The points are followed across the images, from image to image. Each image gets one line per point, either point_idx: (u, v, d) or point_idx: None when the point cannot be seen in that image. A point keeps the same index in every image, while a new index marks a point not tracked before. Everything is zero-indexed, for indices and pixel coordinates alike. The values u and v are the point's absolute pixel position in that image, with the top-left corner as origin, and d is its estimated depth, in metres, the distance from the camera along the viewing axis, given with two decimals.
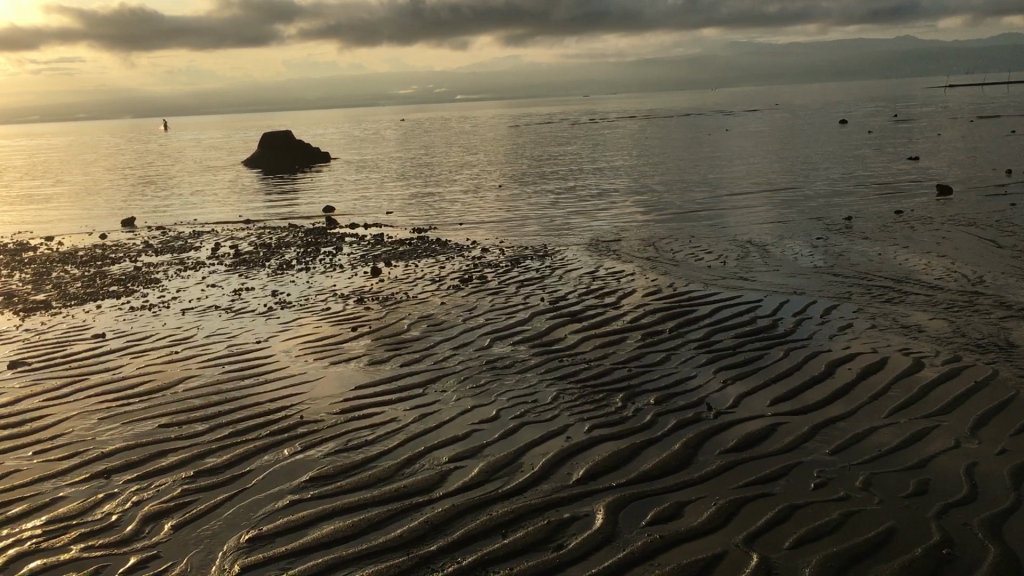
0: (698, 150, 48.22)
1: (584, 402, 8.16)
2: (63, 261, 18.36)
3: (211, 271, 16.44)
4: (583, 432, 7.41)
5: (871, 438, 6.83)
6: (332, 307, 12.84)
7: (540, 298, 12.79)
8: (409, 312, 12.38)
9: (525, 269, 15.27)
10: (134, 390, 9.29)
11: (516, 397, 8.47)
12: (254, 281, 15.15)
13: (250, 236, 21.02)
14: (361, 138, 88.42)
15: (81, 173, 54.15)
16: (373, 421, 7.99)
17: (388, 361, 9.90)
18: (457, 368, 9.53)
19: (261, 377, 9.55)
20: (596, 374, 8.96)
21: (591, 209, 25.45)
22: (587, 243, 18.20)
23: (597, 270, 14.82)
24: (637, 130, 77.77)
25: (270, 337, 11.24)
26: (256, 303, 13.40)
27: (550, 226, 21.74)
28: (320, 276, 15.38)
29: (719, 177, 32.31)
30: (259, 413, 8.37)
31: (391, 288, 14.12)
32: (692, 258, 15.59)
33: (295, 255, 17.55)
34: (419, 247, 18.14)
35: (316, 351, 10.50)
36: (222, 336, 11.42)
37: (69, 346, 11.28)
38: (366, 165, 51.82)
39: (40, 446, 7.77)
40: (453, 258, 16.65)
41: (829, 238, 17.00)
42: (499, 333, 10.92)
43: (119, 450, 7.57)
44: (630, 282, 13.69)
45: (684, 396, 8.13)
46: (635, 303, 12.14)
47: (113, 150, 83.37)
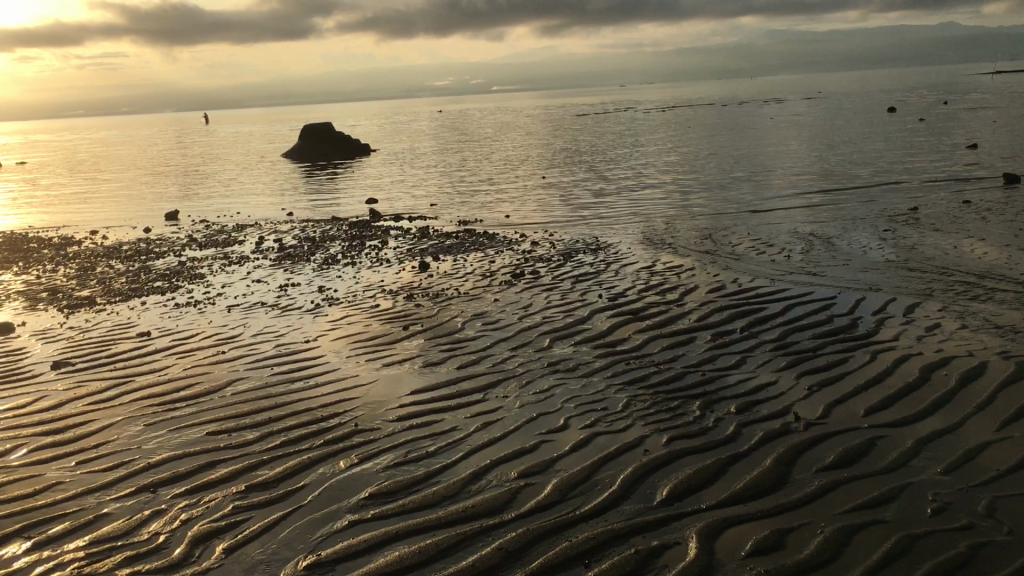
0: (744, 139, 47.15)
1: (659, 410, 7.57)
2: (107, 255, 18.09)
3: (256, 266, 16.05)
4: (661, 445, 6.84)
5: (985, 455, 6.18)
6: (382, 304, 12.35)
7: (598, 295, 12.18)
8: (461, 308, 11.85)
9: (579, 263, 14.67)
10: (180, 393, 8.87)
11: (584, 403, 7.92)
12: (300, 276, 14.72)
13: (294, 229, 20.65)
14: (399, 130, 88.14)
15: (124, 167, 54.45)
16: (432, 430, 7.47)
17: (444, 363, 9.38)
18: (517, 370, 8.98)
19: (311, 380, 9.06)
20: (668, 379, 8.37)
21: (639, 199, 24.76)
22: (640, 236, 17.56)
23: (655, 265, 14.18)
24: (678, 120, 76.82)
25: (318, 336, 10.77)
26: (302, 299, 12.95)
27: (600, 218, 21.12)
28: (367, 271, 14.91)
29: (770, 167, 31.40)
30: (310, 419, 7.88)
31: (441, 283, 13.61)
32: (753, 252, 14.90)
33: (340, 250, 17.10)
34: (467, 241, 17.61)
35: (368, 351, 10.01)
36: (269, 335, 10.97)
37: (113, 345, 10.91)
38: (406, 156, 51.41)
39: (84, 455, 7.36)
40: (503, 252, 16.10)
41: (896, 230, 16.18)
42: (558, 332, 10.35)
43: (165, 460, 7.13)
44: (692, 276, 13.05)
45: (769, 404, 7.52)
46: (700, 300, 11.50)
47: (154, 144, 84.09)
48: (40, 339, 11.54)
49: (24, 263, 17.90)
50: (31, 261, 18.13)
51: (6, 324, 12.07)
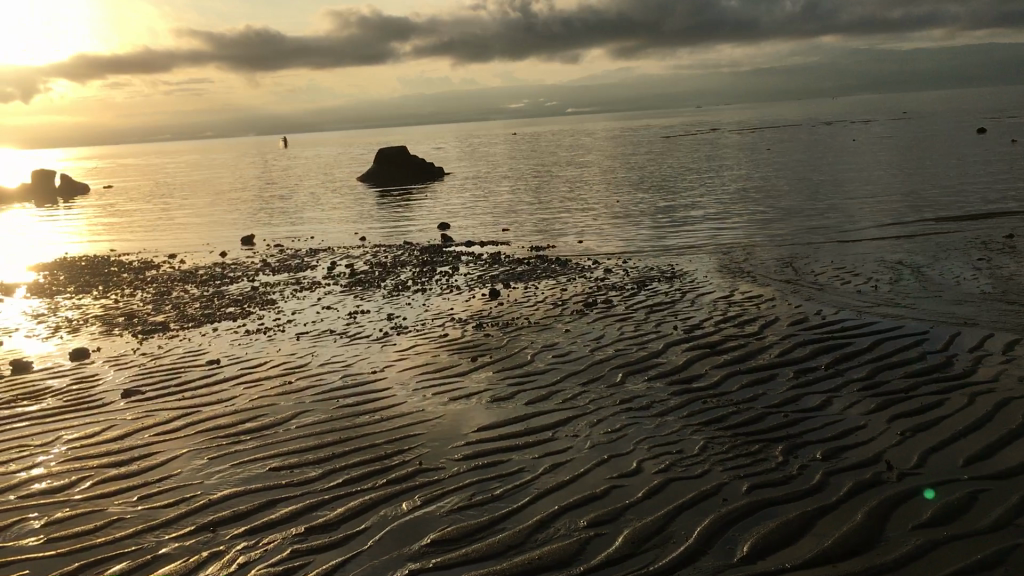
0: (824, 162, 46.00)
1: (739, 454, 7.16)
2: (183, 280, 18.30)
3: (327, 291, 16.03)
4: (741, 493, 6.42)
5: None
6: (451, 333, 12.12)
7: (673, 326, 11.76)
8: (532, 339, 11.56)
9: (653, 292, 14.27)
10: (246, 426, 8.74)
11: (658, 444, 7.54)
12: (369, 303, 14.62)
13: (366, 254, 20.66)
14: (474, 154, 88.63)
15: (206, 191, 55.76)
16: (498, 471, 7.16)
17: (513, 398, 9.09)
18: (589, 407, 8.64)
19: (377, 414, 8.86)
20: (748, 421, 7.94)
21: (716, 224, 24.21)
22: (717, 263, 17.07)
23: (733, 294, 13.69)
24: (753, 142, 75.67)
25: (386, 367, 10.60)
26: (372, 327, 12.83)
27: (675, 244, 20.67)
28: (437, 298, 14.74)
29: (852, 191, 30.45)
30: (375, 456, 7.66)
31: (512, 312, 13.34)
32: (837, 281, 14.32)
33: (410, 276, 17.00)
34: (538, 268, 17.35)
35: (436, 383, 9.78)
36: (337, 365, 10.84)
37: (183, 373, 10.89)
38: (479, 180, 51.52)
39: (147, 489, 7.25)
40: (575, 280, 15.78)
41: (990, 260, 15.37)
42: (631, 366, 9.98)
43: (225, 498, 6.96)
44: (772, 308, 12.55)
45: (858, 451, 7.05)
46: (781, 334, 10.99)
47: (234, 168, 86.06)
48: (113, 366, 11.61)
49: (103, 287, 18.22)
50: (110, 285, 18.45)
51: (81, 350, 12.19)
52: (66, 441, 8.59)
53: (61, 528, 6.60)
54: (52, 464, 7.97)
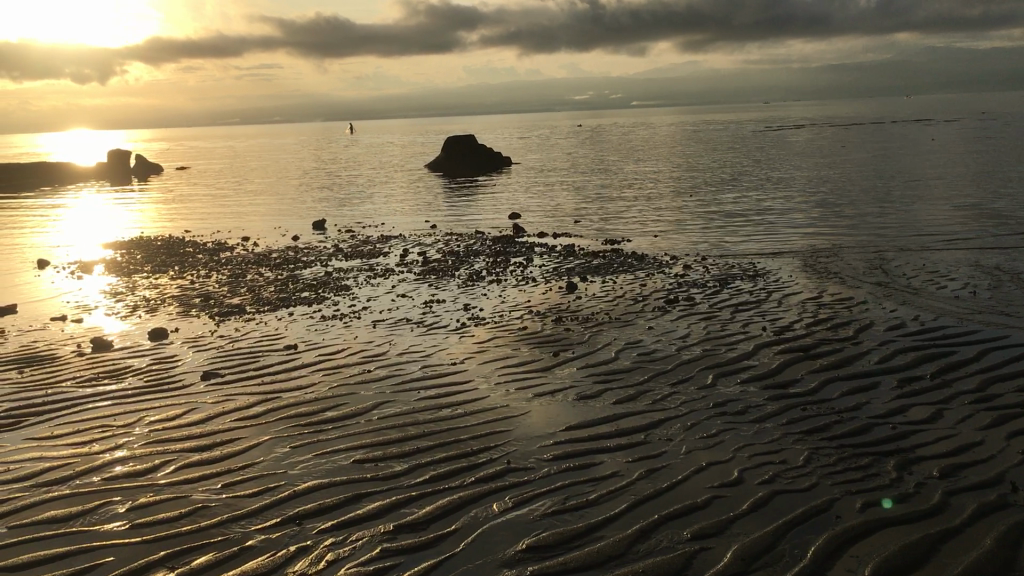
0: (902, 161, 44.55)
1: (847, 468, 6.75)
2: (257, 263, 18.32)
3: (401, 279, 15.86)
4: (855, 511, 6.02)
5: None
6: (531, 326, 11.83)
7: (761, 327, 11.31)
8: (615, 335, 11.20)
9: (737, 290, 13.81)
10: (327, 414, 8.55)
11: (759, 452, 7.15)
12: (445, 292, 14.40)
13: (438, 242, 20.48)
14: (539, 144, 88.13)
15: (275, 174, 56.34)
16: (591, 474, 6.85)
17: (600, 397, 8.77)
18: (680, 410, 8.28)
19: (460, 408, 8.60)
20: (854, 432, 7.51)
21: (794, 221, 23.56)
22: (800, 263, 16.52)
23: (821, 296, 13.17)
24: (825, 138, 74.13)
25: (466, 359, 10.35)
26: (449, 317, 12.61)
27: (754, 241, 20.12)
28: (513, 290, 14.47)
29: (935, 192, 29.38)
30: (462, 453, 7.40)
31: (591, 306, 13.01)
32: (931, 286, 13.71)
33: (484, 266, 16.76)
34: (615, 261, 16.98)
35: (519, 379, 9.49)
36: (416, 355, 10.62)
37: (262, 358, 10.78)
38: (546, 170, 51.15)
39: (230, 477, 7.09)
40: (654, 275, 15.37)
41: None
42: (722, 367, 9.58)
43: (310, 490, 6.77)
44: (865, 312, 12.04)
45: (977, 471, 6.60)
46: (878, 341, 10.48)
47: (302, 153, 86.97)
48: (191, 347, 11.55)
49: (179, 268, 18.29)
50: (186, 266, 18.56)
51: (159, 330, 12.17)
52: (149, 422, 8.51)
53: (145, 515, 6.46)
54: (134, 446, 7.87)
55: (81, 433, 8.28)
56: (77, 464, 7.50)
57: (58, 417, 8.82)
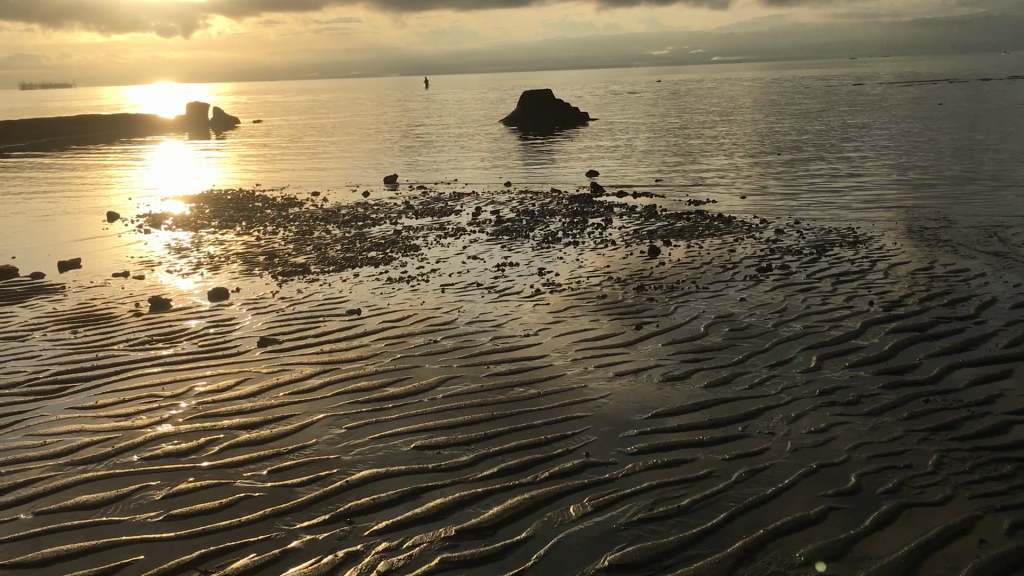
0: (1002, 119, 41.99)
1: (989, 477, 5.74)
2: (326, 219, 17.71)
3: (472, 239, 15.07)
4: (1004, 535, 5.03)
5: None
6: (611, 295, 10.91)
7: (868, 302, 10.21)
8: (702, 307, 10.23)
9: (837, 259, 12.66)
10: (387, 391, 7.81)
11: (879, 453, 6.18)
12: (518, 255, 13.55)
13: (512, 200, 19.60)
14: (613, 101, 86.12)
15: (349, 129, 56.03)
16: (683, 473, 5.98)
17: (689, 379, 7.85)
18: (782, 397, 7.32)
19: (533, 387, 7.78)
20: (992, 431, 6.48)
21: (892, 182, 22.03)
22: (904, 229, 15.20)
23: (931, 267, 11.97)
24: (916, 96, 70.66)
25: (540, 330, 9.50)
26: (522, 282, 11.77)
27: (850, 203, 18.77)
28: (591, 253, 13.55)
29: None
30: (535, 442, 6.58)
31: (677, 273, 12.02)
32: None
33: (560, 227, 15.85)
34: (701, 224, 15.89)
35: (598, 355, 8.62)
36: (486, 324, 9.82)
37: (322, 323, 10.10)
38: (623, 127, 49.77)
39: (279, 462, 6.41)
40: (744, 240, 14.27)
41: None
42: (827, 348, 8.56)
43: (365, 481, 6.04)
44: (984, 287, 10.82)
45: None
46: (1004, 321, 9.32)
47: (377, 107, 86.41)
48: (251, 309, 10.95)
49: (246, 223, 17.77)
50: (254, 221, 18.03)
51: (219, 290, 11.61)
52: (197, 394, 7.89)
53: (182, 505, 5.80)
54: (180, 421, 7.25)
55: (126, 404, 7.70)
56: (118, 440, 6.90)
57: (105, 384, 8.26)
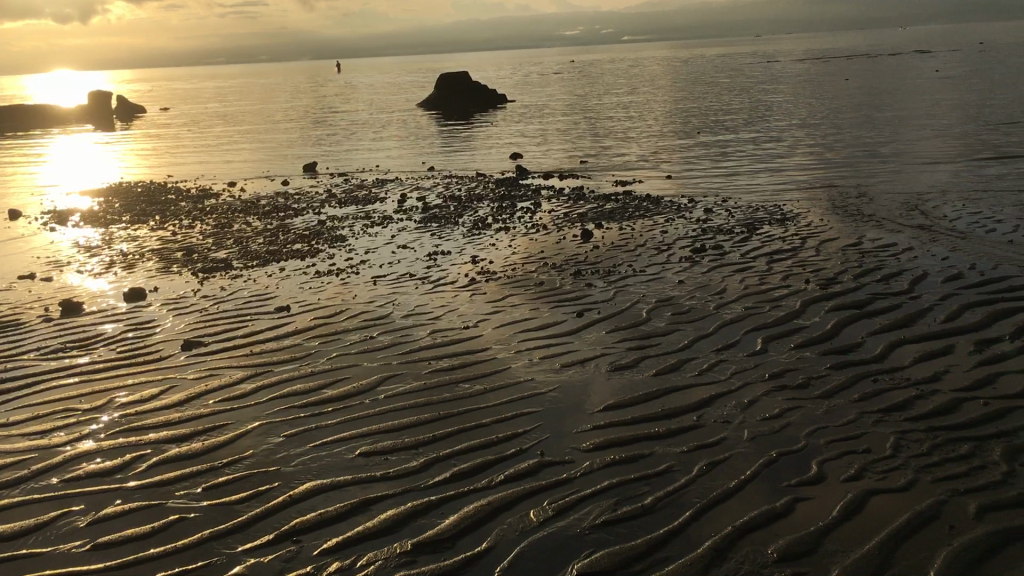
0: (908, 92, 43.10)
1: (948, 459, 5.69)
2: (244, 211, 17.07)
3: (400, 228, 14.67)
4: (971, 520, 4.97)
5: None
6: (548, 281, 10.68)
7: (805, 280, 10.19)
8: (641, 291, 10.08)
9: (768, 237, 12.67)
10: (325, 393, 7.44)
11: (837, 438, 6.09)
12: (449, 243, 13.22)
13: (437, 186, 19.21)
14: (527, 81, 85.90)
15: (261, 116, 54.64)
16: (643, 469, 5.79)
17: (637, 367, 7.67)
18: (733, 383, 7.20)
19: (478, 383, 7.49)
20: (944, 409, 6.46)
21: (810, 157, 22.33)
22: (829, 204, 15.35)
23: (861, 242, 12.06)
24: (823, 71, 72.17)
25: (479, 322, 9.21)
26: (455, 271, 11.45)
27: (773, 179, 18.92)
28: (523, 239, 13.30)
29: (949, 121, 28.16)
30: (487, 442, 6.31)
31: (612, 256, 11.86)
32: (980, 229, 12.60)
33: (489, 212, 15.55)
34: (630, 205, 15.78)
35: (542, 346, 8.37)
36: (422, 317, 9.48)
37: (249, 323, 9.63)
38: (540, 108, 49.61)
39: (214, 479, 6.00)
40: (675, 221, 14.19)
41: None
42: (771, 329, 8.48)
43: (310, 494, 5.69)
44: (915, 261, 10.93)
45: None
46: (939, 295, 9.39)
47: (288, 93, 84.51)
48: (172, 310, 10.39)
49: (160, 218, 17.00)
50: (168, 215, 17.27)
51: (136, 290, 10.99)
52: (119, 406, 7.38)
53: (112, 531, 5.37)
54: (103, 436, 6.77)
55: (41, 420, 7.15)
56: (37, 461, 6.39)
57: (16, 399, 7.68)
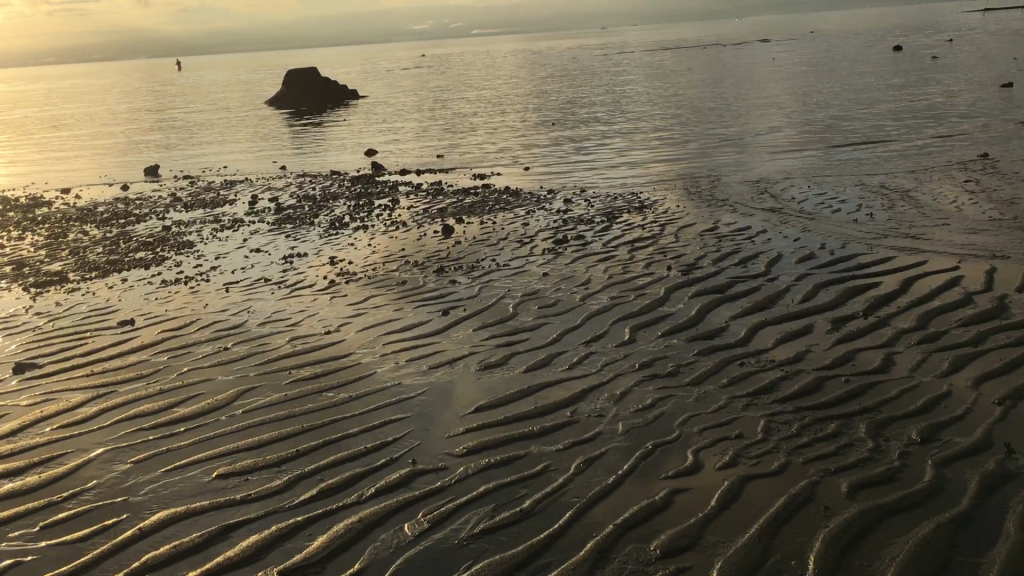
0: (749, 80, 44.74)
1: (818, 439, 5.75)
2: (81, 219, 15.98)
3: (252, 230, 14.03)
4: (845, 499, 5.00)
5: None
6: (411, 280, 10.38)
7: (666, 267, 10.27)
8: (506, 286, 9.91)
9: (628, 225, 12.75)
10: (177, 412, 6.92)
11: (709, 425, 6.07)
12: (305, 244, 12.72)
13: (291, 186, 18.55)
14: (379, 77, 84.75)
15: (96, 118, 51.78)
16: (520, 471, 5.60)
17: (507, 365, 7.49)
18: (603, 375, 7.12)
19: (343, 391, 7.14)
20: (809, 390, 6.55)
21: (661, 145, 22.79)
22: (683, 190, 15.63)
23: (716, 227, 12.29)
24: (668, 62, 74.19)
25: (341, 325, 8.83)
26: (313, 274, 10.99)
27: (628, 169, 19.16)
28: (382, 237, 12.94)
29: (788, 107, 29.35)
30: (355, 454, 5.98)
31: (474, 252, 11.66)
32: (826, 210, 13.06)
33: (346, 211, 15.09)
34: (490, 198, 15.63)
35: (407, 348, 8.08)
36: (280, 324, 9.02)
37: (89, 340, 8.92)
38: (393, 104, 48.99)
39: (52, 516, 5.44)
40: (535, 212, 14.13)
41: (980, 180, 14.35)
42: (637, 318, 8.47)
43: (163, 525, 5.23)
44: (769, 243, 11.20)
45: (956, 429, 5.74)
46: (794, 275, 9.63)
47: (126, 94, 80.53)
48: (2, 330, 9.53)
49: None
50: None
51: None
52: None
53: None
54: None
55: None
56: None
57: None
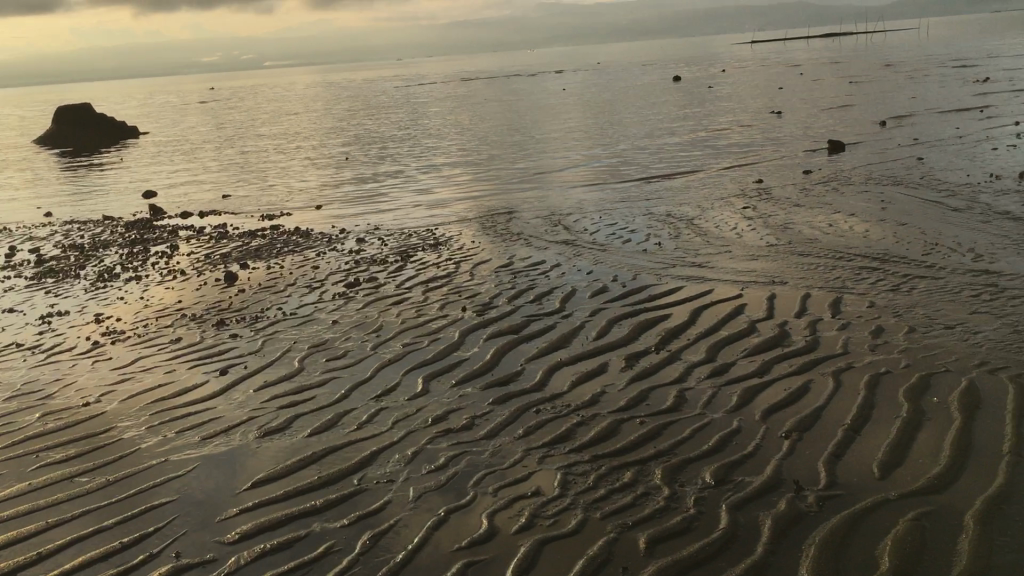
0: (543, 111, 45.78)
1: (614, 490, 5.55)
2: None
3: (7, 287, 12.64)
4: (642, 556, 4.80)
5: None
6: (188, 336, 9.56)
7: (460, 307, 9.98)
8: (293, 336, 9.30)
9: (422, 264, 12.41)
10: None
11: (504, 483, 5.76)
12: (68, 300, 11.55)
13: (57, 234, 17.01)
14: (165, 112, 80.84)
15: None
16: (299, 554, 5.07)
17: (290, 429, 6.91)
18: (394, 433, 6.68)
19: (100, 473, 6.33)
20: (605, 435, 6.38)
21: (457, 179, 22.68)
22: (479, 225, 15.49)
23: (511, 262, 12.16)
24: (464, 94, 75.00)
25: (103, 394, 7.93)
26: (75, 334, 9.93)
27: (424, 204, 18.88)
28: (158, 287, 11.97)
29: (579, 138, 30.08)
30: (108, 551, 5.24)
31: (259, 300, 10.95)
32: (617, 241, 13.24)
33: (118, 260, 13.91)
34: (278, 240, 14.87)
35: (178, 416, 7.32)
36: (31, 397, 8.00)
37: None
38: (179, 141, 46.64)
39: None
40: (326, 254, 13.54)
41: (756, 206, 15.04)
42: (431, 366, 8.09)
43: None
44: (563, 277, 11.16)
45: (747, 468, 5.70)
46: (589, 311, 9.57)
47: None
48: None
49: None
50: None
51: None
52: None
53: None
54: None
55: None
56: None
57: None
